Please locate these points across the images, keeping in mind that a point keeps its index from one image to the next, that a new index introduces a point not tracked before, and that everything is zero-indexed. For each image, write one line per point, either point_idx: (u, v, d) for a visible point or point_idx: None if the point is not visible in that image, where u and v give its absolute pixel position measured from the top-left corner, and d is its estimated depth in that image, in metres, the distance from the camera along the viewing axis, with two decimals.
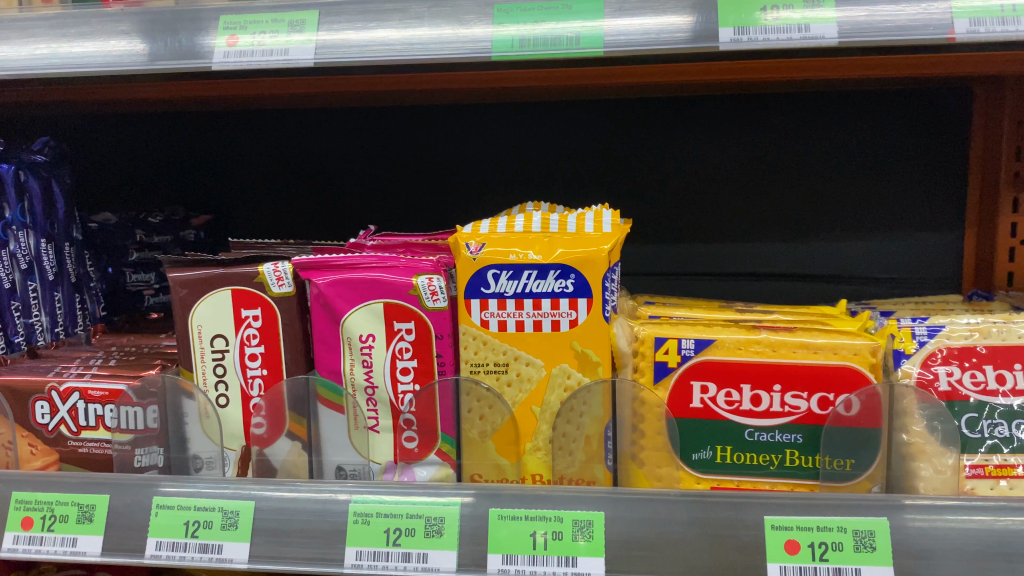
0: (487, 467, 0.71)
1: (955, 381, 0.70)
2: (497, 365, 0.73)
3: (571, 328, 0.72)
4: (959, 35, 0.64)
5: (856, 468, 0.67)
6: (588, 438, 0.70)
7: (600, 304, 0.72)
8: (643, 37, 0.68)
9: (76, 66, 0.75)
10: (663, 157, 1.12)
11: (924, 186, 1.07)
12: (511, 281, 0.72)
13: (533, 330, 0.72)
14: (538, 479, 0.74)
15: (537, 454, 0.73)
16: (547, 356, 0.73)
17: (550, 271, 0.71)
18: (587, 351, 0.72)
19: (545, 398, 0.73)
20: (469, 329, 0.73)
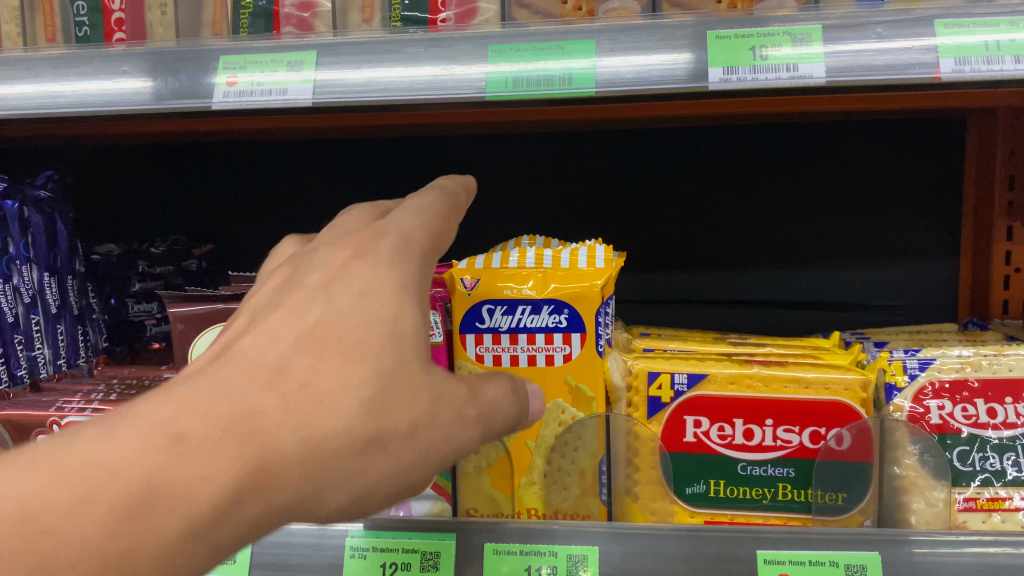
0: (483, 501, 0.74)
1: (946, 414, 0.71)
2: None
3: (565, 362, 0.73)
4: (944, 74, 0.65)
5: (848, 501, 0.68)
6: (582, 472, 0.72)
7: (593, 338, 0.72)
8: (634, 77, 0.69)
9: (80, 107, 0.77)
10: (659, 186, 1.13)
11: (919, 215, 1.07)
12: (505, 316, 0.74)
13: (528, 365, 0.74)
14: (532, 514, 0.74)
15: (531, 488, 0.74)
16: (541, 391, 0.74)
17: (543, 306, 0.73)
18: (581, 386, 0.73)
19: (540, 432, 0.74)
20: (465, 364, 0.75)
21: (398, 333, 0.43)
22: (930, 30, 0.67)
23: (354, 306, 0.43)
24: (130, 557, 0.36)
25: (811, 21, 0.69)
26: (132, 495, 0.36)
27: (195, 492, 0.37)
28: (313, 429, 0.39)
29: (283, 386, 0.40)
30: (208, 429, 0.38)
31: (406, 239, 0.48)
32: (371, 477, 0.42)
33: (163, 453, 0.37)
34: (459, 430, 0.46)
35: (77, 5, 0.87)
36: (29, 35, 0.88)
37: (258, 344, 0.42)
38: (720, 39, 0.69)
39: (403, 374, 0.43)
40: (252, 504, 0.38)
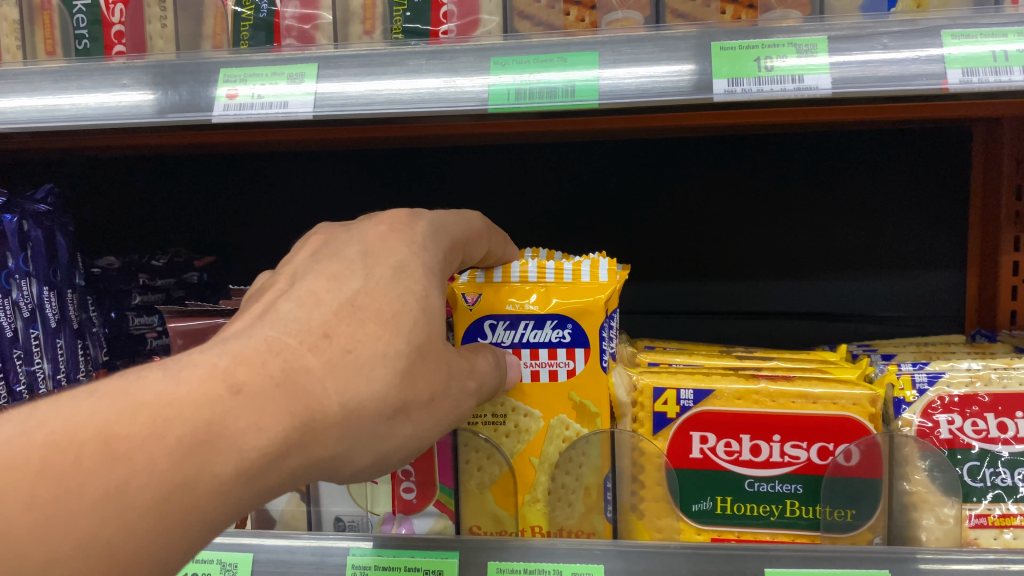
0: (486, 519, 0.72)
1: (956, 429, 0.70)
2: (495, 416, 0.74)
3: (569, 377, 0.73)
4: (951, 86, 0.64)
5: (857, 518, 0.67)
6: (587, 488, 0.70)
7: (597, 353, 0.72)
8: (638, 88, 0.68)
9: (80, 120, 0.76)
10: (663, 196, 1.12)
11: (926, 225, 1.06)
12: (508, 331, 0.74)
13: (531, 380, 0.74)
14: (537, 531, 0.74)
15: (535, 505, 0.74)
16: (545, 407, 0.74)
17: (547, 321, 0.73)
18: (585, 402, 0.73)
19: (543, 449, 0.74)
20: None
21: (428, 311, 0.53)
22: (937, 41, 0.66)
23: (392, 282, 0.52)
24: (188, 491, 0.41)
25: (816, 32, 0.68)
26: (198, 431, 0.41)
27: (251, 437, 0.42)
28: (354, 391, 0.47)
29: (328, 350, 0.47)
30: (262, 381, 0.44)
31: (433, 234, 0.60)
32: (393, 438, 0.50)
33: (224, 396, 0.43)
34: (459, 400, 0.57)
35: (77, 18, 0.86)
36: (29, 48, 0.87)
37: (305, 309, 0.49)
38: (724, 50, 0.68)
39: (428, 349, 0.52)
40: (296, 456, 0.45)
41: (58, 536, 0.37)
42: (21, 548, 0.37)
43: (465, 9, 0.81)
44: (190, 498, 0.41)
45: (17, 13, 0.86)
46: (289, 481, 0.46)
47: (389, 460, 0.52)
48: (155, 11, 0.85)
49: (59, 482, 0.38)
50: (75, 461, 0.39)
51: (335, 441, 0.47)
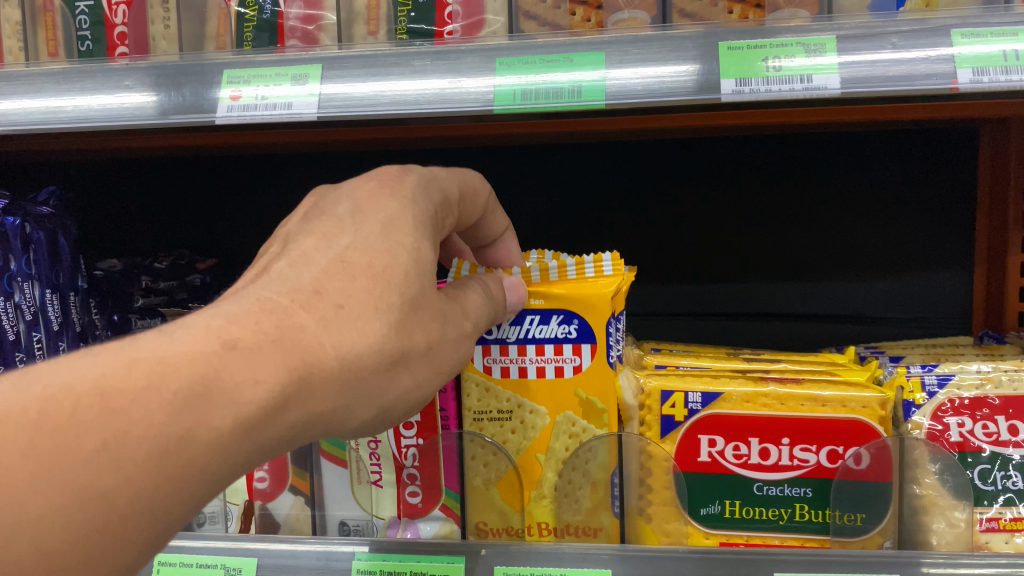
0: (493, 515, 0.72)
1: (966, 432, 0.69)
2: (501, 412, 0.73)
3: (575, 374, 0.72)
4: (962, 85, 0.63)
5: (867, 522, 0.66)
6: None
7: (604, 349, 0.71)
8: (645, 89, 0.68)
9: (84, 121, 0.76)
10: (669, 197, 1.11)
11: (933, 226, 1.05)
12: (513, 327, 0.72)
13: (537, 376, 0.72)
14: (545, 530, 0.73)
15: (542, 501, 0.73)
16: (551, 404, 0.72)
17: (553, 316, 0.71)
18: (592, 399, 0.71)
19: (550, 445, 0.73)
20: (472, 377, 0.73)
21: (419, 265, 0.51)
22: (947, 40, 0.65)
23: (380, 236, 0.50)
24: (186, 445, 0.40)
25: (824, 32, 0.68)
26: (195, 385, 0.40)
27: (246, 390, 0.42)
28: (351, 345, 0.46)
29: (321, 306, 0.46)
30: (258, 337, 0.43)
31: (422, 187, 0.58)
32: (392, 390, 0.49)
33: (220, 351, 0.42)
34: (455, 344, 0.55)
35: (80, 19, 0.86)
36: (32, 50, 0.87)
37: (298, 268, 0.48)
38: (731, 50, 0.68)
39: (421, 301, 0.50)
40: (295, 409, 0.44)
41: (55, 484, 0.37)
42: (20, 500, 0.36)
43: (470, 10, 0.80)
44: (186, 475, 0.40)
45: (20, 14, 0.86)
46: (292, 439, 0.45)
47: (389, 413, 0.51)
48: (158, 12, 0.85)
49: (58, 434, 0.37)
50: (72, 414, 0.38)
51: (333, 397, 0.46)
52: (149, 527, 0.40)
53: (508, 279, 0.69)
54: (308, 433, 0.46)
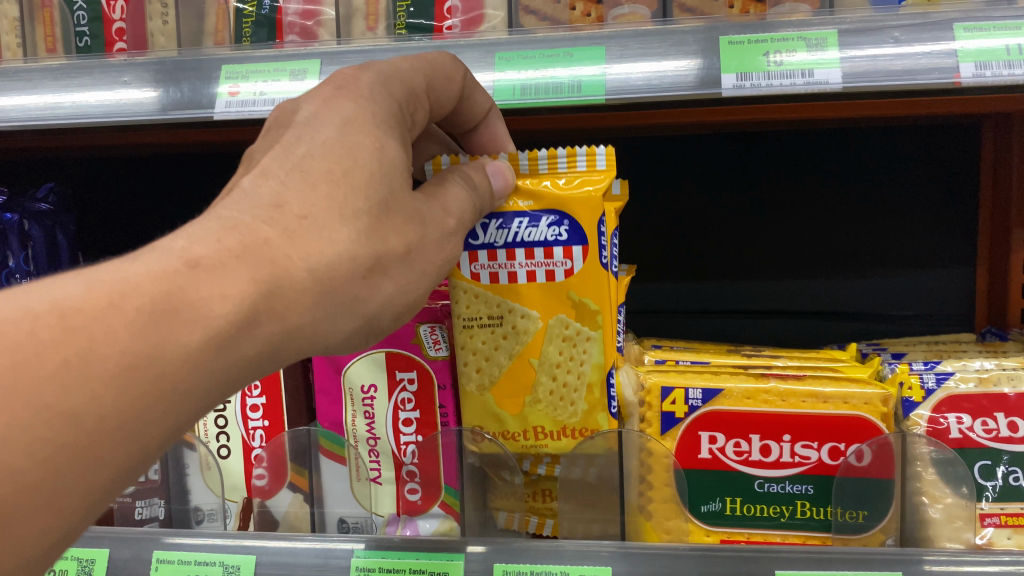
0: (487, 419, 0.72)
1: (965, 429, 0.68)
2: (492, 318, 0.70)
3: (567, 277, 0.69)
4: (964, 79, 0.63)
5: (869, 519, 0.66)
6: (590, 385, 0.69)
7: (596, 251, 0.68)
8: (644, 84, 0.67)
9: (81, 117, 0.75)
10: (669, 194, 1.11)
11: (936, 223, 1.05)
12: (501, 230, 0.69)
13: (527, 282, 0.69)
14: (540, 435, 0.71)
15: (537, 406, 0.70)
16: (543, 307, 0.70)
17: (542, 218, 0.68)
18: (584, 300, 0.69)
19: (543, 350, 0.70)
20: (460, 283, 0.70)
21: (383, 160, 0.50)
22: (949, 34, 0.65)
23: (337, 136, 0.49)
24: (154, 361, 0.39)
25: (826, 26, 0.67)
26: (158, 303, 0.40)
27: (214, 305, 0.41)
28: (319, 255, 0.45)
29: (284, 219, 0.45)
30: (221, 253, 0.42)
31: (381, 84, 0.56)
32: (374, 297, 0.49)
33: (183, 269, 0.41)
34: (439, 242, 0.54)
35: (78, 15, 0.86)
36: (29, 46, 0.87)
37: (260, 181, 0.47)
38: (732, 44, 0.67)
39: (392, 203, 0.50)
40: (270, 323, 0.43)
41: (19, 403, 0.36)
42: None
43: (469, 5, 0.80)
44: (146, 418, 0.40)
45: (18, 10, 0.86)
46: (270, 356, 0.45)
47: (378, 319, 0.51)
48: (156, 7, 0.84)
49: (16, 352, 0.37)
50: (31, 332, 0.37)
51: (310, 309, 0.45)
52: (123, 452, 0.40)
53: (494, 163, 0.66)
54: (292, 345, 0.46)
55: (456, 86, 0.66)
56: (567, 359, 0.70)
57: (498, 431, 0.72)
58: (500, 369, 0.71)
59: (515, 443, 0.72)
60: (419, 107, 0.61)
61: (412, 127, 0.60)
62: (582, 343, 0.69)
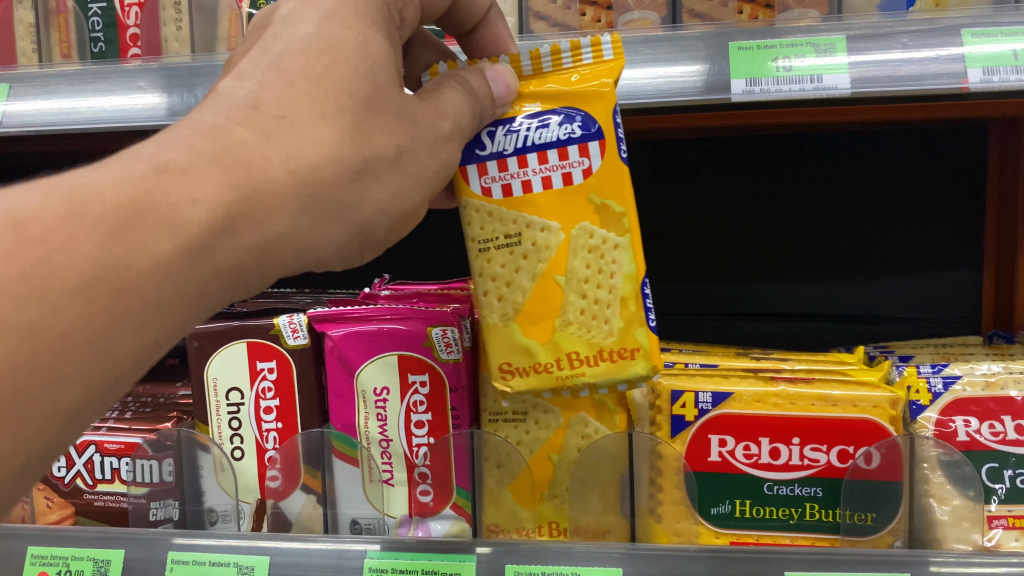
0: (515, 352, 0.62)
1: (972, 432, 0.69)
2: (508, 237, 0.62)
3: (586, 178, 0.61)
4: (971, 85, 0.63)
5: (878, 521, 0.66)
6: (623, 300, 0.61)
7: (614, 143, 0.61)
8: (654, 89, 0.68)
9: (96, 122, 0.76)
10: (677, 198, 1.11)
11: (943, 226, 1.05)
12: (509, 136, 0.62)
13: (543, 190, 0.61)
14: (574, 362, 0.61)
15: (568, 330, 0.62)
16: (564, 216, 0.61)
17: (552, 118, 0.62)
18: (607, 203, 0.61)
19: (569, 264, 0.62)
20: (472, 202, 0.62)
21: (367, 55, 0.48)
22: (957, 39, 0.65)
23: (318, 32, 0.47)
24: (122, 273, 0.40)
25: (834, 32, 0.67)
26: (124, 212, 0.40)
27: (183, 209, 0.41)
28: (300, 154, 0.44)
29: (260, 120, 0.44)
30: (191, 158, 0.42)
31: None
32: (365, 203, 0.48)
33: (153, 177, 0.42)
34: (434, 146, 0.53)
35: (92, 21, 0.87)
36: (44, 52, 0.88)
37: (237, 82, 0.46)
38: (740, 50, 0.68)
39: (379, 100, 0.48)
40: (248, 231, 0.43)
41: None
42: None
43: None
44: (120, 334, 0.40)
45: (33, 16, 0.87)
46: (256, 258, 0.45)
47: (373, 228, 0.50)
48: (170, 13, 0.85)
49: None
50: None
51: (293, 216, 0.45)
52: (90, 368, 0.40)
53: (492, 66, 0.60)
54: (275, 254, 0.45)
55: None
56: (596, 272, 0.62)
57: (529, 365, 0.62)
58: (523, 293, 0.62)
59: (549, 376, 0.62)
60: (409, 2, 0.57)
61: (403, 24, 0.56)
62: (611, 253, 0.62)
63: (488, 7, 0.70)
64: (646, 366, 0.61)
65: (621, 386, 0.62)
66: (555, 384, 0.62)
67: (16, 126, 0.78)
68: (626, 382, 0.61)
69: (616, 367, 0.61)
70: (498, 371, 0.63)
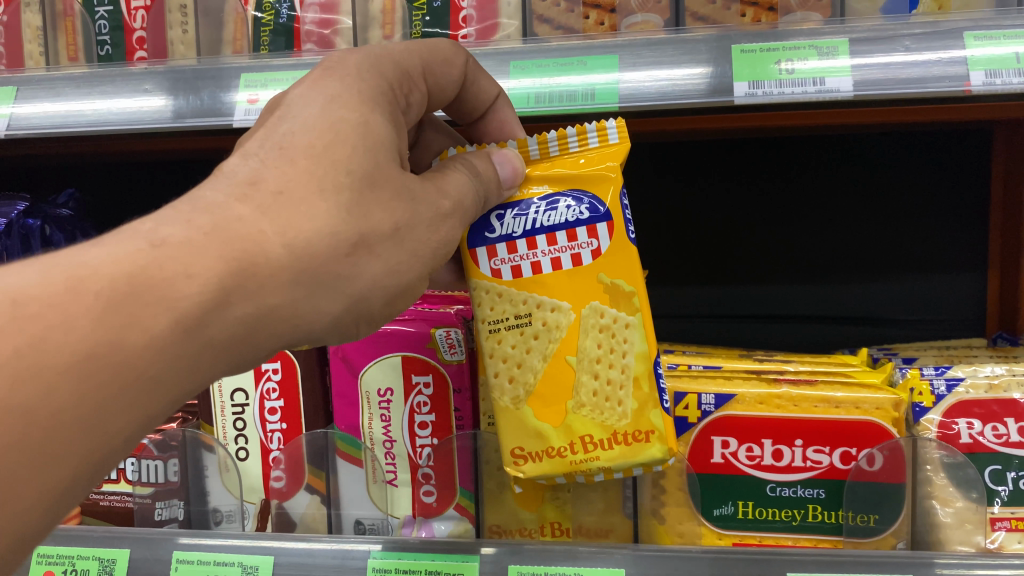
0: (528, 437, 0.64)
1: (976, 433, 0.69)
2: (518, 318, 0.64)
3: (595, 259, 0.63)
4: (974, 87, 0.63)
5: (880, 523, 0.67)
6: (637, 380, 0.63)
7: (622, 225, 0.63)
8: (656, 92, 0.68)
9: (103, 125, 0.77)
10: (682, 200, 1.12)
11: (946, 227, 1.05)
12: (518, 218, 0.64)
13: (552, 271, 0.63)
14: (588, 445, 0.63)
15: (581, 412, 0.63)
16: (574, 297, 0.63)
17: (561, 200, 0.64)
18: (617, 282, 0.63)
19: (580, 344, 0.63)
20: (481, 284, 0.64)
21: (368, 134, 0.49)
22: (959, 42, 0.65)
23: (322, 114, 0.49)
24: (115, 350, 0.39)
25: (837, 34, 0.68)
26: (121, 286, 0.39)
27: (180, 286, 0.41)
28: (297, 231, 0.44)
29: (258, 196, 0.45)
30: (189, 232, 0.42)
31: (370, 64, 0.56)
32: (360, 276, 0.48)
33: (150, 251, 0.41)
34: (434, 222, 0.53)
35: (99, 24, 0.89)
36: (51, 55, 0.88)
37: (239, 162, 0.47)
38: (744, 53, 0.68)
39: (377, 176, 0.48)
40: (243, 303, 0.43)
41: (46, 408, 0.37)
42: None
43: (484, 13, 0.81)
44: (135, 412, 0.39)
45: (40, 20, 0.87)
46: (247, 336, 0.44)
47: (367, 300, 0.50)
48: (176, 17, 0.85)
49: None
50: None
51: (287, 288, 0.44)
52: (83, 447, 0.39)
53: (499, 151, 0.62)
54: (269, 326, 0.45)
55: (459, 70, 0.67)
56: (608, 351, 0.63)
57: (542, 450, 0.63)
58: (535, 374, 0.64)
59: (562, 460, 0.63)
60: (415, 88, 0.61)
61: (407, 109, 0.60)
62: (622, 331, 0.63)
63: (495, 96, 0.70)
64: (662, 449, 0.61)
65: (636, 469, 0.63)
66: (569, 469, 0.63)
67: (23, 128, 0.79)
68: (641, 466, 0.62)
69: (630, 450, 0.62)
70: (511, 457, 0.64)
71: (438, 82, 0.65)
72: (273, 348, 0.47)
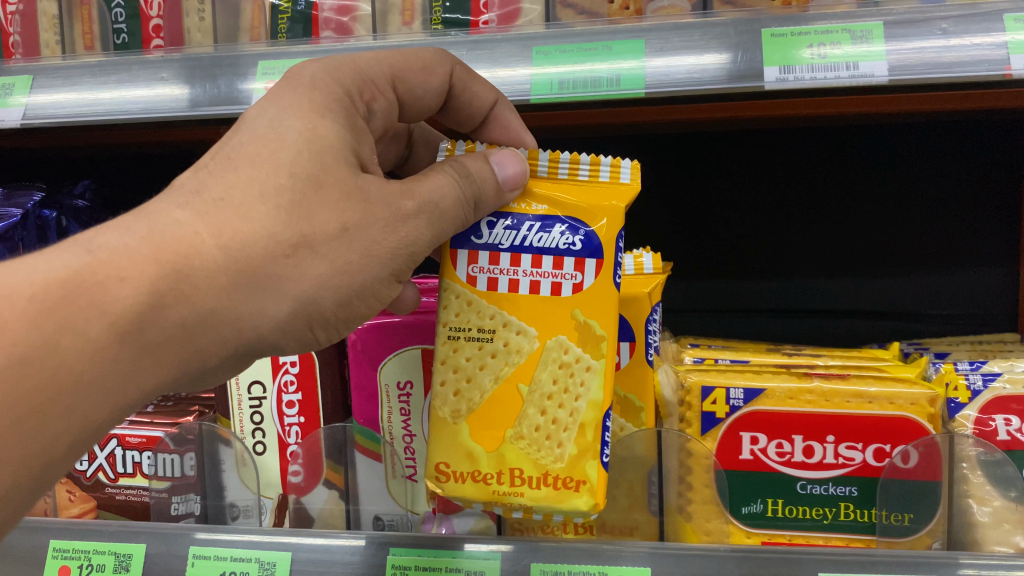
0: (456, 454, 0.58)
1: (1015, 430, 0.67)
2: (481, 331, 0.59)
3: (574, 293, 0.58)
4: (1015, 71, 0.61)
5: (915, 522, 0.64)
6: (583, 426, 0.57)
7: (611, 268, 0.58)
8: (684, 77, 0.66)
9: (123, 111, 0.76)
10: (704, 191, 1.10)
11: (981, 217, 1.02)
12: (507, 231, 0.59)
13: (528, 292, 0.59)
14: (516, 478, 0.57)
15: (518, 442, 0.57)
16: (543, 325, 0.58)
17: (555, 224, 0.59)
18: (590, 322, 0.58)
19: (535, 374, 0.58)
20: (452, 285, 0.60)
21: (314, 139, 0.48)
22: (999, 25, 0.63)
23: (270, 124, 0.49)
24: (52, 352, 0.41)
25: (871, 17, 0.66)
26: (55, 291, 0.41)
27: (113, 289, 0.42)
28: (233, 233, 0.45)
29: (203, 205, 0.45)
30: (125, 245, 0.43)
31: (326, 71, 0.55)
32: (305, 277, 0.46)
33: (86, 258, 0.43)
34: (391, 224, 0.50)
35: (115, 12, 0.88)
36: (67, 43, 0.89)
37: (206, 174, 0.47)
38: (774, 37, 0.66)
39: (324, 178, 0.47)
40: (177, 305, 0.43)
41: None
42: None
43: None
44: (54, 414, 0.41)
45: (57, 8, 0.88)
46: (188, 339, 0.45)
47: (319, 302, 0.48)
48: (193, 4, 0.85)
49: None
50: None
51: (226, 291, 0.44)
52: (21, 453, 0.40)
53: (497, 152, 0.58)
54: (209, 329, 0.45)
55: (441, 77, 0.67)
56: (562, 389, 0.58)
57: (468, 471, 0.58)
58: (481, 393, 0.59)
59: (486, 487, 0.58)
60: (380, 94, 0.60)
61: (371, 115, 0.59)
62: (581, 374, 0.58)
63: (492, 101, 0.70)
64: (589, 502, 0.56)
65: (557, 517, 0.57)
66: (489, 499, 0.57)
67: (42, 117, 0.77)
68: (564, 515, 0.57)
69: (557, 496, 0.57)
70: (434, 470, 0.58)
71: (414, 92, 0.65)
72: (222, 355, 0.47)
